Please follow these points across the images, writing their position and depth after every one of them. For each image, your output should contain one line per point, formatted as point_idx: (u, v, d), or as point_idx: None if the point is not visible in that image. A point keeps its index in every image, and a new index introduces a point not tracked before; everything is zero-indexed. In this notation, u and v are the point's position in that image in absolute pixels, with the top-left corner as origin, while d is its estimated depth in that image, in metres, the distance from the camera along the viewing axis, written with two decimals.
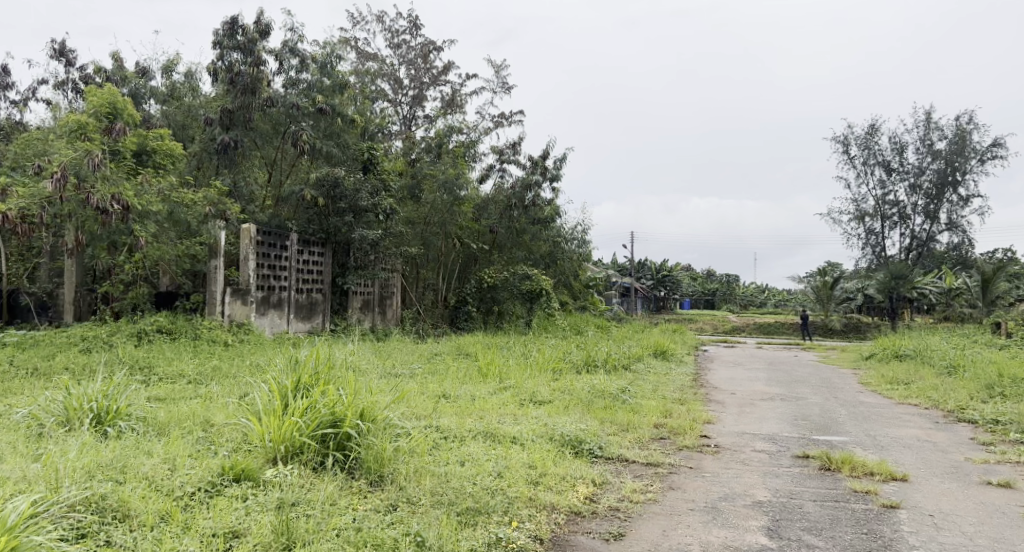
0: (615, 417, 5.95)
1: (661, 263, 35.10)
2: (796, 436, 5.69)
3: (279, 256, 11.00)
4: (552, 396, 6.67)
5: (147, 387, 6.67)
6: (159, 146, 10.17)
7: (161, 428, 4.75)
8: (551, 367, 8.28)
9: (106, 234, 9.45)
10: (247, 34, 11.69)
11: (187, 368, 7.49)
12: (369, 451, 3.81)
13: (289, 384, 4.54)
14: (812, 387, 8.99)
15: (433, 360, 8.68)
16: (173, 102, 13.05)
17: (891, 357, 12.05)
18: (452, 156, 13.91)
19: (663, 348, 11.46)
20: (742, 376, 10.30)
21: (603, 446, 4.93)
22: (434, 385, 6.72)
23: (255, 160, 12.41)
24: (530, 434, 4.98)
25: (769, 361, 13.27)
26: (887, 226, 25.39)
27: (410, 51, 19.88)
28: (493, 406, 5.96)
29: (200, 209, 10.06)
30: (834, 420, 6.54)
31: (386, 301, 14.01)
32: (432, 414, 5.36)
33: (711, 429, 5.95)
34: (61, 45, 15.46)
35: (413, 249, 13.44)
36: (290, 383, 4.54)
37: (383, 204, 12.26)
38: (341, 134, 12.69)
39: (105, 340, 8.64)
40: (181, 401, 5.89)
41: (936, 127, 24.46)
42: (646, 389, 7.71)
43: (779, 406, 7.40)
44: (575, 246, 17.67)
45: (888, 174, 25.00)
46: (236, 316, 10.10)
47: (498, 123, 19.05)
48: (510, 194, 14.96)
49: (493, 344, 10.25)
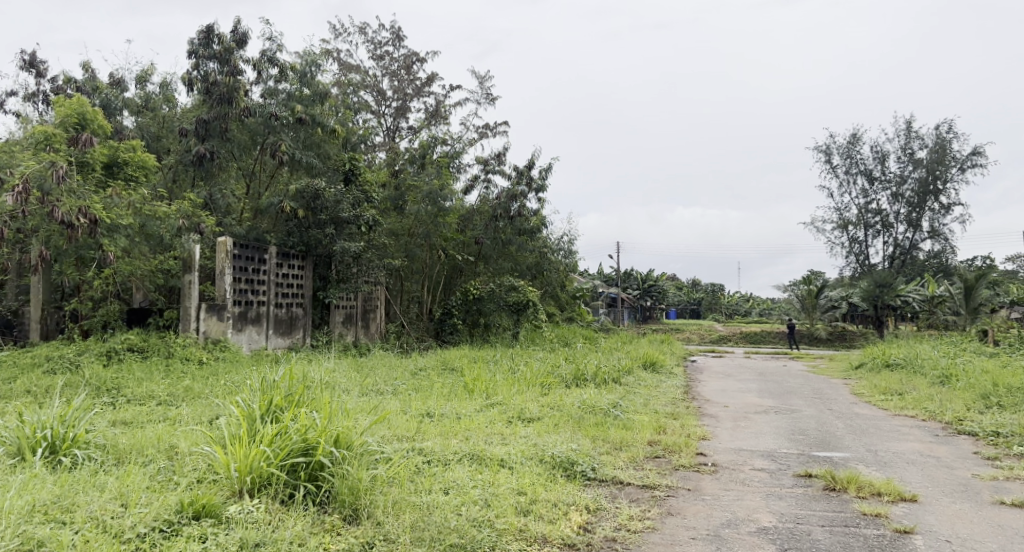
0: (607, 434, 5.70)
1: (647, 273, 35.02)
2: (795, 452, 5.46)
3: (256, 270, 10.67)
4: (541, 412, 6.40)
5: (114, 409, 6.34)
6: (131, 157, 9.85)
7: (123, 456, 4.45)
8: (540, 382, 8.02)
9: (74, 249, 9.10)
10: (224, 43, 11.42)
11: (158, 389, 7.16)
12: (344, 480, 3.52)
13: (259, 407, 4.25)
14: (806, 398, 8.78)
15: (417, 376, 8.37)
16: (148, 113, 12.73)
17: (882, 366, 11.90)
18: (435, 166, 13.65)
19: (652, 360, 11.21)
20: (734, 388, 10.08)
21: (596, 467, 4.66)
22: (418, 403, 6.42)
23: (232, 171, 12.10)
24: (519, 456, 4.71)
25: (759, 372, 13.05)
26: (870, 234, 25.42)
27: (393, 63, 19.65)
28: (480, 425, 5.68)
29: (173, 222, 9.73)
30: (832, 434, 6.31)
31: (370, 315, 13.73)
32: (417, 436, 5.08)
33: (706, 446, 5.71)
34: (32, 57, 15.09)
35: (396, 261, 13.12)
36: (260, 407, 4.25)
37: (365, 216, 11.98)
38: (321, 144, 12.40)
39: (72, 361, 8.27)
40: (150, 426, 5.58)
41: (917, 136, 24.56)
42: (638, 403, 7.45)
43: (774, 420, 7.17)
44: (561, 256, 17.47)
45: (871, 182, 25.06)
46: (212, 332, 9.75)
47: (482, 134, 18.84)
48: (495, 205, 14.62)
49: (479, 358, 9.95)
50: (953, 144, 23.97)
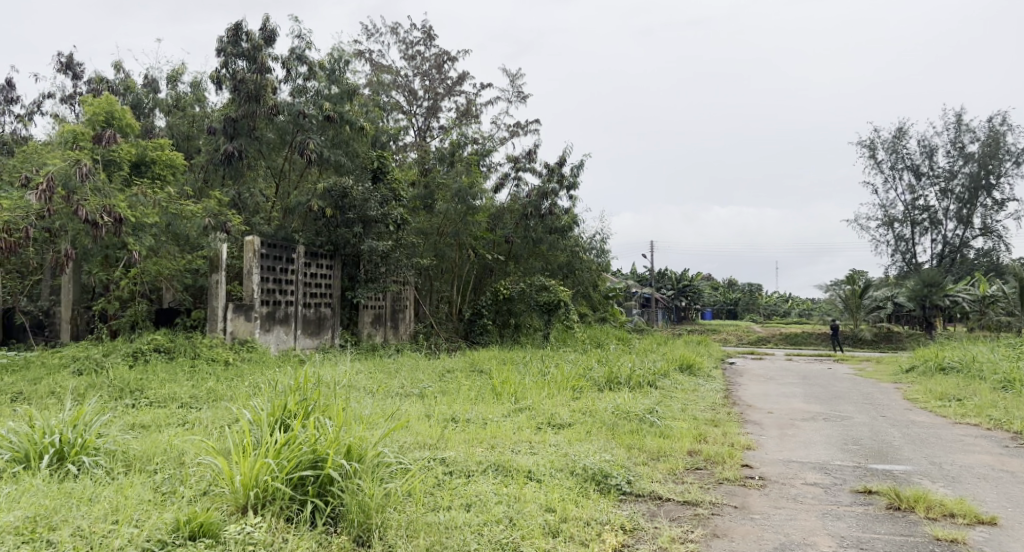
0: (643, 443, 5.33)
1: (682, 273, 34.38)
2: (851, 465, 5.03)
3: (284, 270, 10.49)
4: (572, 418, 6.04)
5: (132, 413, 6.15)
6: (159, 156, 9.74)
7: (132, 465, 4.22)
8: (572, 385, 7.67)
9: (100, 248, 9.00)
10: (252, 41, 11.33)
11: (181, 390, 6.98)
12: (356, 497, 3.23)
13: (269, 415, 3.99)
14: (856, 404, 8.28)
15: (444, 378, 8.07)
16: (178, 113, 12.63)
17: (935, 370, 11.28)
18: (465, 164, 13.36)
19: (689, 362, 10.76)
20: (777, 392, 9.59)
21: (631, 480, 4.30)
22: (443, 408, 6.12)
23: (260, 170, 11.97)
24: (548, 467, 4.36)
25: (802, 375, 12.51)
26: (917, 231, 24.47)
27: (424, 62, 19.44)
28: (507, 432, 5.36)
29: (200, 221, 9.59)
30: (889, 444, 5.86)
31: (398, 315, 13.52)
32: (440, 445, 4.78)
33: (752, 457, 5.30)
34: (68, 59, 15.18)
35: (426, 260, 12.88)
36: (271, 415, 3.99)
37: (393, 214, 11.73)
38: (350, 142, 12.19)
39: (98, 361, 8.15)
40: (167, 430, 5.37)
41: (968, 129, 23.60)
42: (675, 409, 7.05)
43: (823, 428, 6.71)
44: (594, 256, 17.10)
45: (918, 178, 24.14)
46: (239, 333, 9.59)
47: (514, 132, 18.55)
48: (526, 203, 14.29)
49: (509, 359, 9.64)
50: (1006, 137, 22.97)
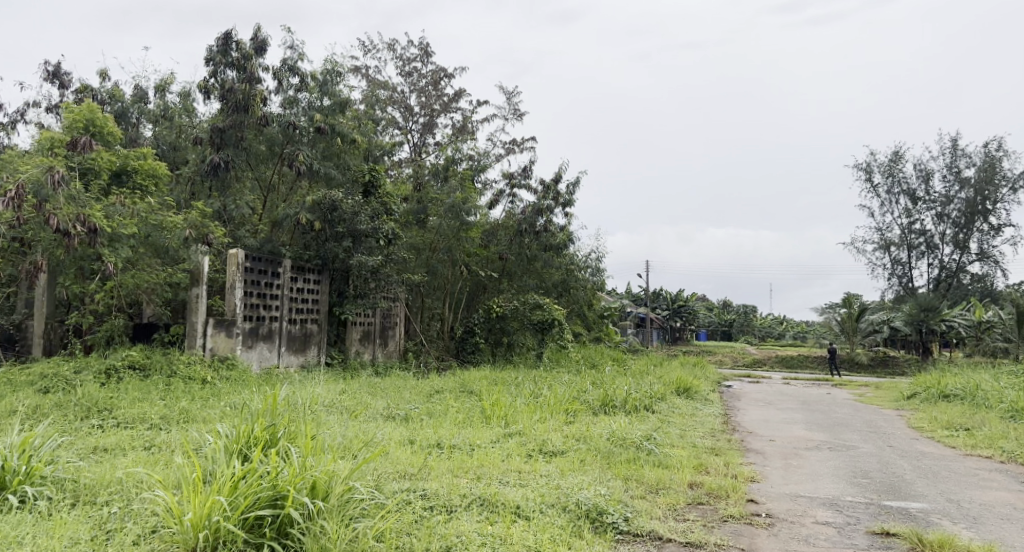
0: (641, 473, 4.98)
1: (677, 293, 34.12)
2: (864, 502, 4.69)
3: (269, 285, 10.14)
4: (565, 445, 5.68)
5: (95, 435, 5.77)
6: (141, 165, 9.40)
7: (83, 497, 3.85)
8: (565, 408, 7.30)
9: (73, 259, 8.63)
10: (241, 50, 11.09)
11: (151, 410, 6.59)
12: (317, 542, 2.95)
13: (231, 447, 3.67)
14: (860, 433, 7.93)
15: (432, 400, 7.71)
16: (165, 123, 12.30)
17: (938, 397, 10.93)
18: (459, 179, 13.06)
19: (686, 385, 10.39)
20: (778, 418, 9.24)
21: (628, 517, 3.94)
22: (428, 432, 5.75)
23: (247, 181, 11.67)
24: (537, 502, 4.00)
25: (801, 399, 12.14)
26: (914, 255, 24.25)
27: (421, 79, 19.22)
28: (495, 460, 4.99)
29: (180, 232, 9.10)
30: (901, 478, 5.51)
31: (388, 332, 13.14)
32: (422, 475, 4.43)
33: (757, 491, 4.95)
34: (56, 68, 14.88)
35: (416, 277, 12.55)
36: (233, 447, 3.67)
37: (384, 229, 11.43)
38: (341, 154, 11.90)
39: (68, 379, 7.75)
40: (130, 455, 4.98)
41: (964, 154, 23.49)
42: (673, 435, 6.70)
43: (829, 458, 6.36)
44: (589, 274, 16.80)
45: (914, 202, 23.97)
46: (219, 349, 9.21)
47: (509, 150, 18.33)
48: (520, 219, 14.02)
49: (500, 380, 9.28)
50: (1002, 163, 22.84)
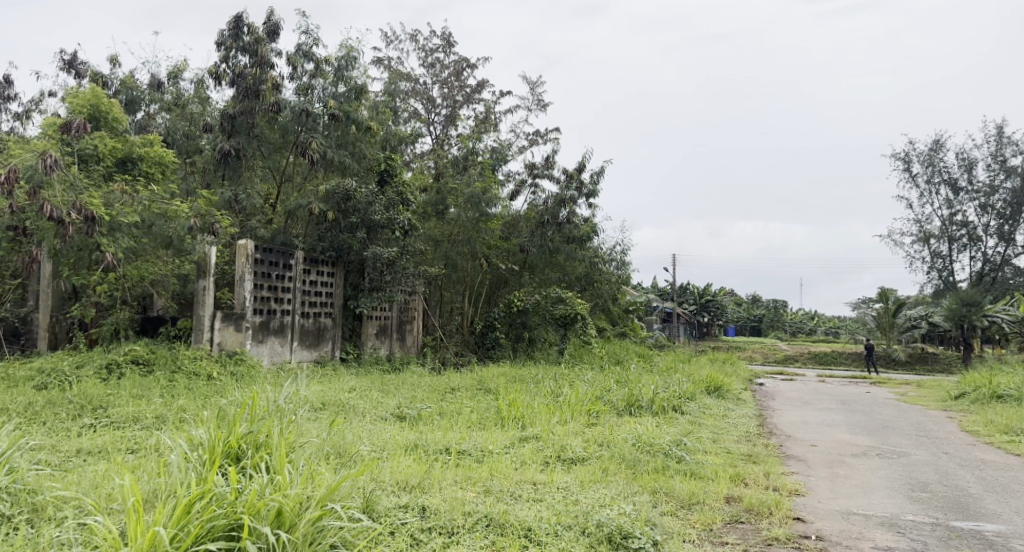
0: (670, 485, 4.44)
1: (705, 287, 33.20)
2: (929, 522, 4.12)
3: (280, 277, 9.72)
4: (587, 451, 5.16)
5: (84, 436, 5.36)
6: (147, 152, 8.99)
7: (40, 514, 3.43)
8: (587, 409, 6.76)
9: (73, 249, 8.25)
10: (253, 35, 10.67)
11: (148, 408, 6.19)
12: None
13: (202, 468, 3.26)
14: (910, 437, 7.29)
15: (446, 399, 7.23)
16: (177, 110, 11.94)
17: (989, 398, 10.20)
18: (480, 168, 12.54)
19: (717, 383, 9.79)
20: (817, 420, 8.59)
21: (657, 542, 3.43)
22: (436, 435, 5.26)
23: (259, 170, 11.32)
24: (551, 523, 3.50)
25: (840, 399, 11.43)
26: (955, 248, 23.17)
27: (443, 70, 18.74)
28: (507, 469, 4.48)
29: (184, 222, 8.69)
30: (966, 491, 4.93)
31: (405, 327, 12.73)
32: (425, 487, 3.94)
33: (804, 507, 4.39)
34: (71, 57, 14.63)
35: (434, 269, 12.08)
36: (205, 468, 3.26)
37: (400, 220, 10.91)
38: (356, 143, 11.37)
39: (67, 374, 7.40)
40: (109, 459, 4.56)
41: (1010, 142, 22.41)
42: (706, 440, 6.13)
43: (879, 467, 5.76)
44: (614, 268, 16.21)
45: (956, 193, 22.93)
46: (228, 344, 8.81)
47: (533, 141, 17.76)
48: (542, 210, 13.50)
49: (520, 377, 8.77)
50: None
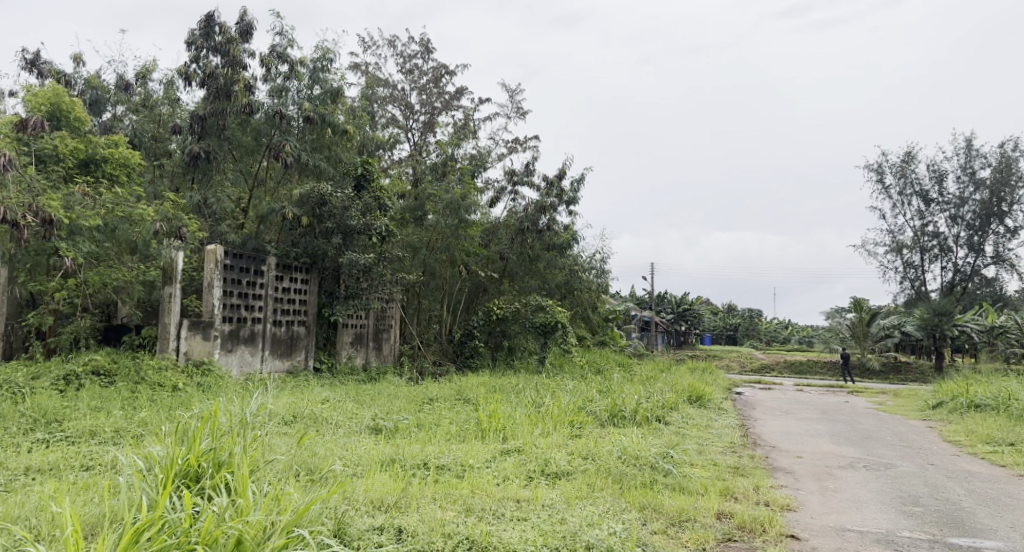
0: (658, 501, 4.25)
1: (682, 297, 33.34)
2: (926, 539, 3.97)
3: (251, 283, 9.40)
4: (571, 465, 4.95)
5: (36, 451, 5.02)
6: (111, 153, 8.65)
7: None
8: (569, 420, 6.55)
9: (30, 254, 7.89)
10: (226, 34, 10.37)
11: (107, 421, 5.85)
12: None
13: (153, 493, 3.01)
14: (895, 447, 7.19)
15: (424, 410, 6.97)
16: (145, 111, 11.54)
17: (966, 407, 10.19)
18: (458, 175, 12.35)
19: (699, 392, 9.65)
20: (801, 430, 8.46)
21: None
22: (413, 449, 5.01)
23: (230, 173, 10.92)
24: (537, 545, 3.28)
25: (821, 408, 11.35)
26: (927, 258, 23.41)
27: (422, 76, 18.52)
28: (488, 485, 4.24)
29: (150, 226, 8.41)
30: (958, 505, 4.80)
31: (382, 335, 12.45)
32: (402, 507, 3.69)
33: (796, 523, 4.23)
34: (35, 56, 14.15)
35: (411, 276, 11.82)
36: (156, 493, 3.01)
37: (377, 226, 10.57)
38: (331, 146, 11.14)
39: (22, 385, 7.03)
40: (59, 478, 4.24)
41: (978, 154, 22.71)
42: (692, 452, 5.95)
43: (869, 479, 5.62)
44: (594, 276, 15.97)
45: (927, 204, 23.17)
46: (195, 353, 8.47)
47: (512, 148, 17.60)
48: (522, 217, 13.29)
49: (500, 387, 8.52)
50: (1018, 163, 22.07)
